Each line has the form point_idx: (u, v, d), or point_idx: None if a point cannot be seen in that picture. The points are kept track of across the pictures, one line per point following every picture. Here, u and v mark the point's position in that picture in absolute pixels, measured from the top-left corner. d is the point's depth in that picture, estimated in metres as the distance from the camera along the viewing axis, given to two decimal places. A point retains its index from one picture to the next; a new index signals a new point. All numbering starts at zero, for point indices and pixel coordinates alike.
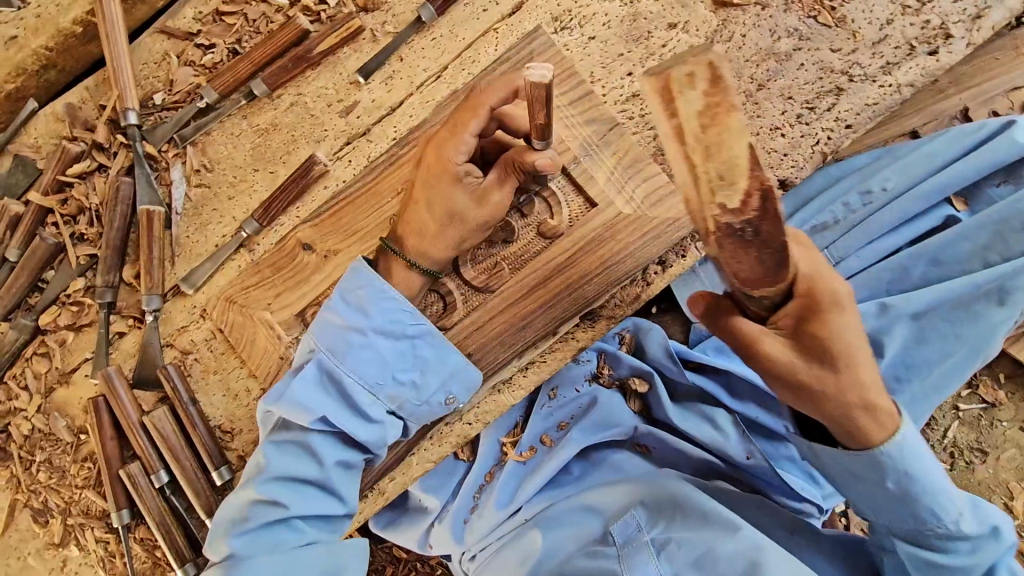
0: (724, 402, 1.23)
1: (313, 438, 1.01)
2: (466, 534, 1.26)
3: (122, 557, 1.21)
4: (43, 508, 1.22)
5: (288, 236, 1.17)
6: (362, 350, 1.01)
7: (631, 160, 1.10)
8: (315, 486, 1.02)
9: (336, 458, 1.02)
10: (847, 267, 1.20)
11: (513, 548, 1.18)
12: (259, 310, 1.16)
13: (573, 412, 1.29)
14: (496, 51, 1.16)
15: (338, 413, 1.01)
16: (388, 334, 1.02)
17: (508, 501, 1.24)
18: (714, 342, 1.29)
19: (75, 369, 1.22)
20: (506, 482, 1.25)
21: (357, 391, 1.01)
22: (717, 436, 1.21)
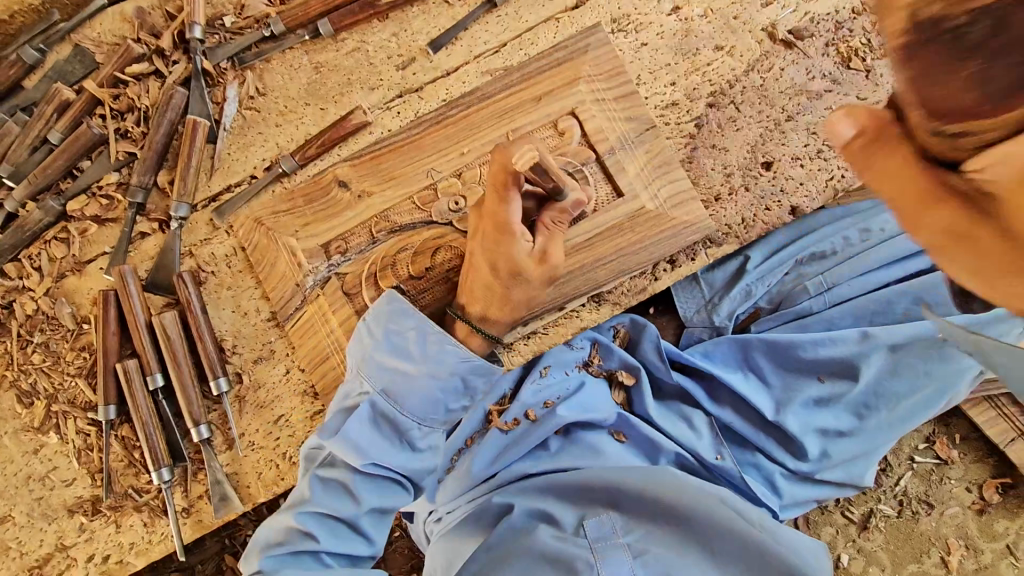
0: (704, 405, 1.31)
1: (353, 479, 0.99)
2: (438, 494, 1.28)
3: (99, 452, 1.21)
4: (30, 390, 1.23)
5: (327, 170, 1.21)
6: (414, 395, 1.00)
7: (661, 161, 1.18)
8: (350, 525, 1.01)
9: (377, 504, 1.01)
10: (837, 294, 1.32)
11: (485, 509, 1.21)
12: (285, 235, 1.20)
13: (560, 392, 1.31)
14: (554, 38, 1.24)
15: (385, 455, 1.00)
16: (444, 378, 1.00)
17: (485, 466, 1.27)
18: (702, 346, 1.34)
19: (92, 260, 1.24)
20: (486, 448, 1.27)
21: (409, 431, 1.02)
22: (693, 436, 1.29)
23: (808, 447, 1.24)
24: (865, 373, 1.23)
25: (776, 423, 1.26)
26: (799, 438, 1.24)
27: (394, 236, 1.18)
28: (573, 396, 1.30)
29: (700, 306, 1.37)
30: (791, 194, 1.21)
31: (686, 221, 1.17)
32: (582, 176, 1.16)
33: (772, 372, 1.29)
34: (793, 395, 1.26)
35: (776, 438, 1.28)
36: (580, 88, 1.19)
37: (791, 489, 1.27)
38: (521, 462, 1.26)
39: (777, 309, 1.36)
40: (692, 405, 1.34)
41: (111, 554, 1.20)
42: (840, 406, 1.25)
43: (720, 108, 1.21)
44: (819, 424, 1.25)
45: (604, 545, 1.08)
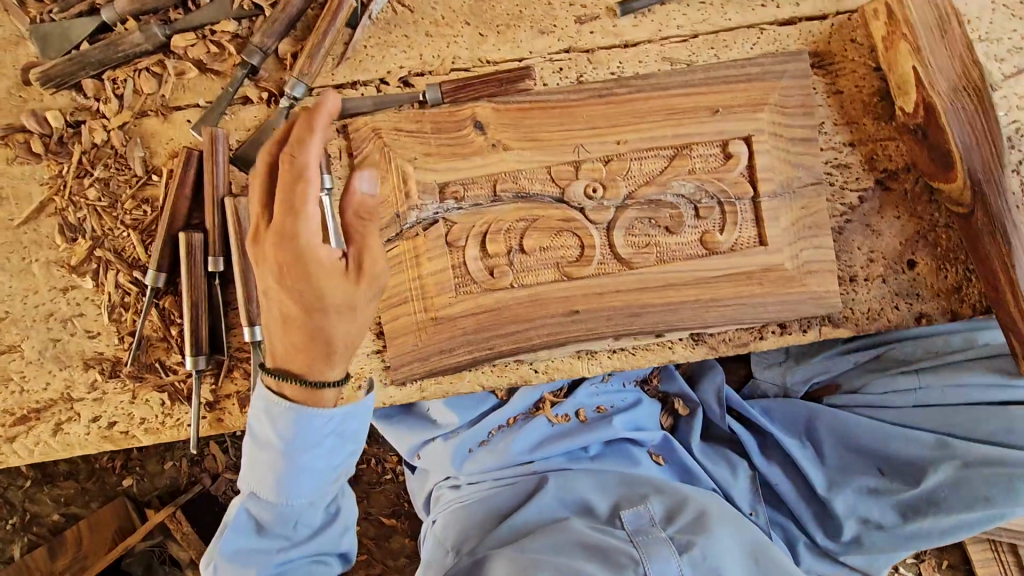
0: (752, 458, 1.29)
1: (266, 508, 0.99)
2: (466, 464, 1.24)
3: (133, 314, 1.12)
4: (75, 226, 1.11)
5: (466, 105, 1.08)
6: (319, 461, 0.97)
7: (813, 223, 1.10)
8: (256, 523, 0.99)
9: (315, 523, 1.02)
10: (927, 398, 1.25)
11: (519, 490, 1.20)
12: (402, 159, 1.08)
13: (615, 402, 1.28)
14: (751, 49, 1.11)
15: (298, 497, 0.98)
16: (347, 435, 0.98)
17: (525, 450, 1.23)
18: (763, 403, 1.32)
19: (181, 109, 1.11)
20: (531, 431, 1.23)
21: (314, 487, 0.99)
22: (731, 480, 1.27)
23: (844, 529, 1.22)
24: (929, 478, 1.18)
25: (824, 499, 1.23)
26: (839, 519, 1.22)
27: (517, 202, 1.08)
28: (627, 411, 1.27)
29: (775, 365, 1.35)
30: (925, 301, 1.14)
31: (814, 293, 1.10)
32: (730, 211, 1.08)
33: (830, 449, 1.26)
34: (847, 478, 1.23)
35: (813, 509, 1.25)
36: (761, 116, 1.08)
37: (809, 563, 1.26)
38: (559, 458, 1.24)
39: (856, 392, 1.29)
40: (739, 454, 1.31)
41: (117, 422, 1.14)
42: (889, 502, 1.21)
43: (889, 189, 1.13)
44: (863, 511, 1.22)
45: (646, 539, 1.06)
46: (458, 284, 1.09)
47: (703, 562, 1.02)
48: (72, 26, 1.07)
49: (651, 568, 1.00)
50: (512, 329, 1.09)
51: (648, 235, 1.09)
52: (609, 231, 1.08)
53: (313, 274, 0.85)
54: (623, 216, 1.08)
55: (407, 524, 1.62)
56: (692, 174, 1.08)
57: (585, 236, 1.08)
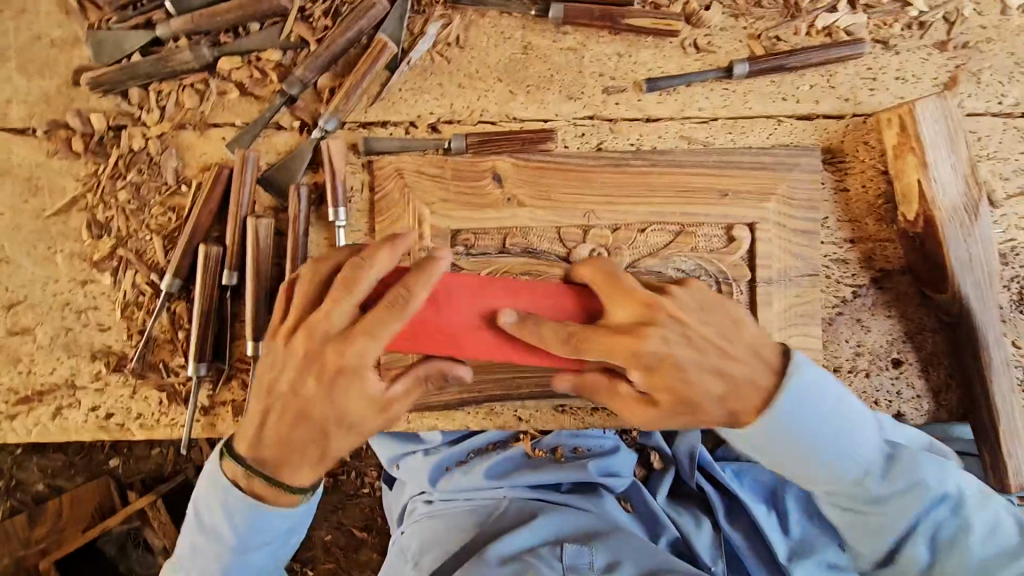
0: (718, 519, 1.26)
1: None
2: (440, 481, 1.25)
3: (144, 314, 1.16)
4: (102, 223, 1.17)
5: (488, 158, 1.13)
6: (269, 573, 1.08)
7: (806, 312, 1.13)
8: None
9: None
10: None
11: (479, 516, 1.19)
12: (420, 201, 1.13)
13: (593, 445, 1.30)
14: (766, 138, 1.15)
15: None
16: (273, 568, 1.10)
17: (496, 476, 1.25)
18: (734, 466, 1.31)
19: (217, 126, 1.16)
20: (504, 459, 1.26)
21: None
22: (695, 533, 1.24)
23: None
24: None
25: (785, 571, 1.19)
26: None
27: (524, 256, 1.13)
28: (604, 454, 1.28)
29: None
30: (904, 399, 1.17)
31: None
32: (726, 292, 1.12)
33: (798, 520, 1.24)
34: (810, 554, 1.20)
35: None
36: (769, 205, 1.12)
37: None
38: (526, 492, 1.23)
39: None
40: (707, 513, 1.29)
41: (114, 414, 1.18)
42: None
43: (884, 288, 1.16)
44: None
45: None
46: None
47: None
48: (126, 37, 1.13)
49: None
50: None
51: None
52: None
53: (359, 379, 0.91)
54: None
55: (379, 542, 1.64)
56: (695, 252, 1.13)
57: None
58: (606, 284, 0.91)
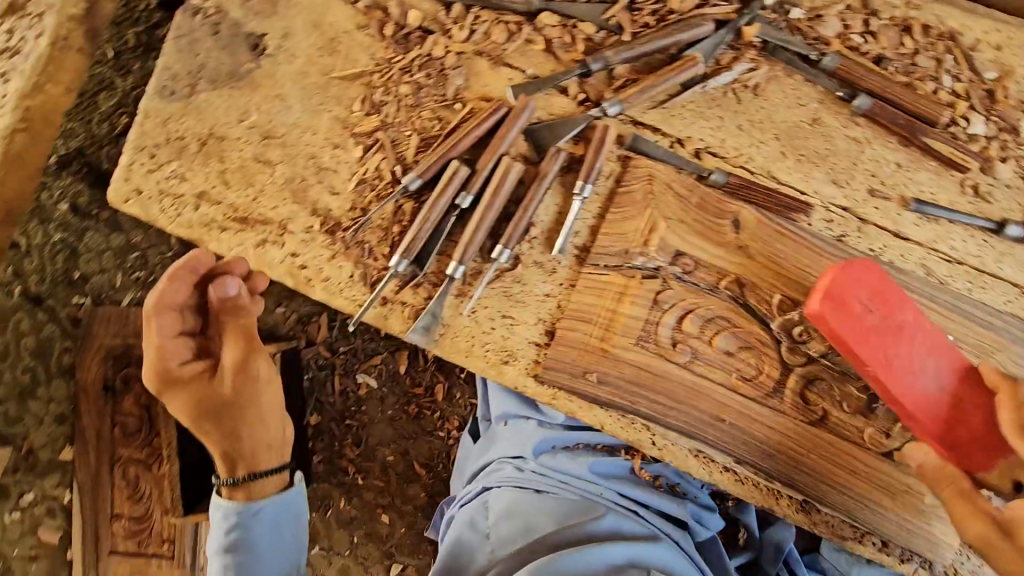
0: None
1: (214, 528, 1.35)
2: (545, 455, 1.33)
3: (375, 196, 1.25)
4: (376, 104, 1.26)
5: (737, 203, 1.17)
6: (270, 516, 1.36)
7: (970, 479, 1.12)
8: (216, 519, 1.35)
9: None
10: None
11: (573, 502, 1.27)
12: (660, 212, 1.17)
13: (691, 492, 1.34)
14: (1002, 303, 1.15)
15: (270, 514, 1.36)
16: (285, 503, 1.38)
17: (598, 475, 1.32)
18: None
19: (512, 67, 1.24)
20: (611, 463, 1.33)
21: (274, 510, 1.36)
22: None
23: None
24: None
25: None
26: None
27: (730, 303, 1.16)
28: (699, 505, 1.33)
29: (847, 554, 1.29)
30: None
31: (933, 536, 1.13)
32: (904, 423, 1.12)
33: None
34: None
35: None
36: (982, 364, 1.11)
37: None
38: (621, 498, 1.29)
39: None
40: None
41: (307, 268, 1.26)
42: None
43: None
44: None
45: None
46: (641, 337, 1.16)
47: None
48: None
49: None
50: (660, 399, 1.16)
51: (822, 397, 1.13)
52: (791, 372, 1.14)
53: (199, 387, 1.33)
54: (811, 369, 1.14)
55: (431, 482, 1.71)
56: None
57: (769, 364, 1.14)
58: (899, 329, 1.04)
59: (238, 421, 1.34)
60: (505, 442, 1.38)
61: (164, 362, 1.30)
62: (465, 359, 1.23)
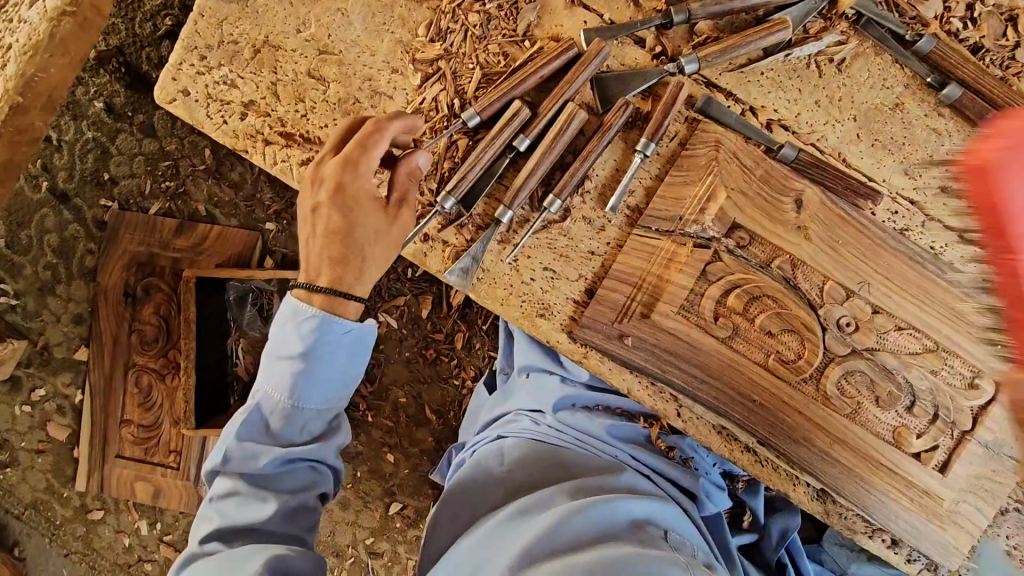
0: None
1: (283, 324, 1.03)
2: (564, 411, 1.34)
3: (428, 128, 1.20)
4: (441, 31, 1.20)
5: (804, 181, 1.13)
6: (345, 341, 1.04)
7: (992, 489, 1.11)
8: (279, 323, 1.04)
9: (313, 442, 1.07)
10: None
11: (588, 459, 1.26)
12: (722, 181, 1.13)
13: (704, 469, 1.34)
14: None
15: (341, 331, 1.03)
16: (363, 338, 1.07)
17: (615, 437, 1.32)
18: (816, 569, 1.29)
19: (588, 10, 1.18)
20: (629, 427, 1.33)
21: (329, 327, 1.02)
22: None
23: None
24: None
25: None
26: None
27: (780, 284, 1.12)
28: (711, 482, 1.32)
29: (845, 545, 1.31)
30: None
31: (947, 541, 1.12)
32: (938, 427, 1.10)
33: None
34: None
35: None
36: None
37: None
38: (636, 463, 1.28)
39: None
40: None
41: None
42: None
43: None
44: None
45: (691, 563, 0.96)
46: (683, 307, 1.13)
47: None
48: None
49: None
50: (693, 371, 1.14)
51: (858, 391, 1.11)
52: (831, 362, 1.12)
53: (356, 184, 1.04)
54: (853, 360, 1.11)
55: (440, 429, 1.71)
56: (933, 375, 1.10)
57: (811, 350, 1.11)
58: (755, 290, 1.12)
59: (316, 227, 1.04)
60: (525, 394, 1.41)
61: (369, 142, 1.05)
62: (499, 307, 1.20)
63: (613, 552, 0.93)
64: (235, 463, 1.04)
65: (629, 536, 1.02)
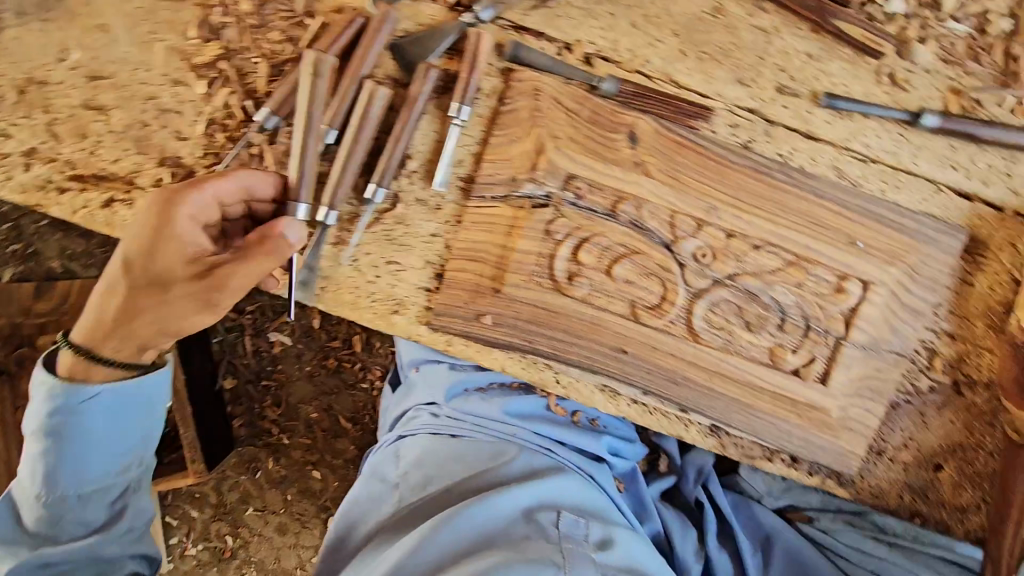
0: (704, 534, 1.24)
1: (45, 391, 0.98)
2: (456, 399, 1.27)
3: (227, 138, 1.09)
4: (214, 27, 1.07)
5: (633, 113, 1.04)
6: (101, 402, 0.99)
7: (877, 388, 1.09)
8: (42, 391, 0.99)
9: (98, 519, 1.02)
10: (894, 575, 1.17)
11: (491, 444, 1.21)
12: (547, 132, 1.04)
13: (610, 425, 1.31)
14: (917, 203, 1.07)
15: (110, 395, 0.99)
16: (126, 396, 1.00)
17: (513, 415, 1.26)
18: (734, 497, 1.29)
19: None
20: (526, 402, 1.27)
21: (106, 395, 0.99)
22: (678, 533, 1.24)
23: None
24: None
25: None
26: None
27: (629, 227, 1.06)
28: (618, 437, 1.31)
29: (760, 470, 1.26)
30: (929, 504, 1.16)
31: (842, 447, 1.11)
32: (813, 339, 1.07)
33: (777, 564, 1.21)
34: None
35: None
36: (891, 269, 1.05)
37: None
38: (541, 439, 1.25)
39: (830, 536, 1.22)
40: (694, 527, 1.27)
41: None
42: None
43: (961, 394, 1.12)
44: None
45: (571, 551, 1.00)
46: (534, 275, 1.07)
47: None
48: None
49: None
50: (558, 336, 1.09)
51: (728, 321, 1.07)
52: (695, 298, 1.07)
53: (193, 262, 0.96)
54: (715, 291, 1.07)
55: (360, 436, 1.66)
56: (798, 287, 1.06)
57: (671, 291, 1.06)
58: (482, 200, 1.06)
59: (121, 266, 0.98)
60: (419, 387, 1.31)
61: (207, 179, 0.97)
62: (350, 312, 1.13)
63: (483, 559, 0.95)
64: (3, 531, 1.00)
65: (507, 534, 1.03)
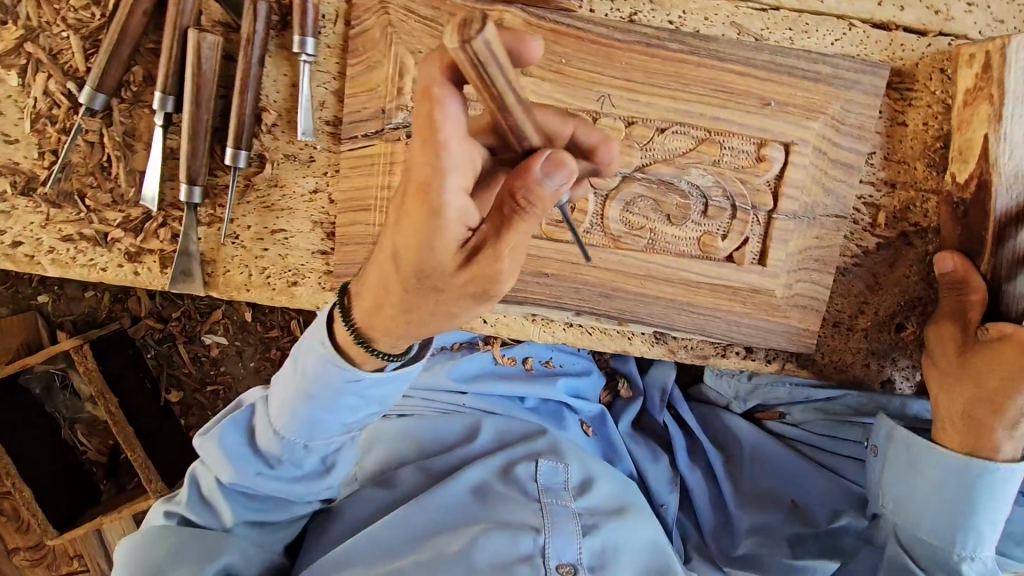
0: (677, 458, 1.19)
1: (299, 356, 0.78)
2: None
3: (60, 131, 0.97)
4: (8, 6, 0.93)
5: (496, 6, 0.92)
6: None
7: (820, 257, 1.01)
8: (292, 367, 0.79)
9: (257, 510, 0.89)
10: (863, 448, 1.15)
11: (446, 419, 1.12)
12: (404, 48, 0.92)
13: (566, 364, 1.20)
14: (831, 45, 0.96)
15: (357, 390, 0.78)
16: None
17: (462, 379, 1.15)
18: (701, 410, 1.24)
19: None
20: (469, 363, 1.16)
21: (343, 371, 0.76)
22: (649, 466, 1.18)
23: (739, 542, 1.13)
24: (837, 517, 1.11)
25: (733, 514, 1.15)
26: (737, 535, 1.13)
27: None
28: (575, 377, 1.20)
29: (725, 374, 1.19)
30: (898, 367, 1.09)
31: (794, 327, 1.04)
32: (741, 219, 0.97)
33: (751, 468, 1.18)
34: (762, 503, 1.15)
35: (719, 526, 1.17)
36: (813, 125, 0.95)
37: None
38: (494, 399, 1.15)
39: (798, 425, 1.19)
40: (665, 450, 1.22)
41: (22, 245, 1.02)
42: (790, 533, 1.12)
43: (911, 245, 1.03)
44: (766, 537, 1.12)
45: (556, 510, 0.95)
46: None
47: (608, 540, 0.93)
48: None
49: (553, 543, 0.90)
50: None
51: (646, 218, 0.98)
52: (607, 200, 0.97)
53: (438, 208, 0.60)
54: (627, 188, 0.96)
55: None
56: (716, 165, 0.96)
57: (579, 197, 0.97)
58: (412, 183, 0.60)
59: None
60: None
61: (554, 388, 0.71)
62: (247, 293, 1.04)
63: (462, 538, 0.90)
64: (195, 508, 0.88)
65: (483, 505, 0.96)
